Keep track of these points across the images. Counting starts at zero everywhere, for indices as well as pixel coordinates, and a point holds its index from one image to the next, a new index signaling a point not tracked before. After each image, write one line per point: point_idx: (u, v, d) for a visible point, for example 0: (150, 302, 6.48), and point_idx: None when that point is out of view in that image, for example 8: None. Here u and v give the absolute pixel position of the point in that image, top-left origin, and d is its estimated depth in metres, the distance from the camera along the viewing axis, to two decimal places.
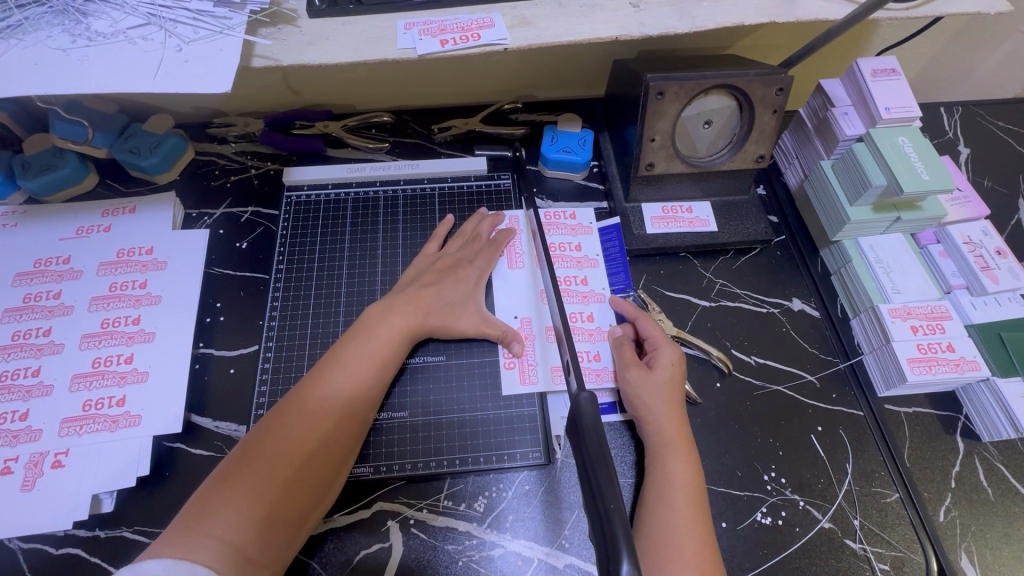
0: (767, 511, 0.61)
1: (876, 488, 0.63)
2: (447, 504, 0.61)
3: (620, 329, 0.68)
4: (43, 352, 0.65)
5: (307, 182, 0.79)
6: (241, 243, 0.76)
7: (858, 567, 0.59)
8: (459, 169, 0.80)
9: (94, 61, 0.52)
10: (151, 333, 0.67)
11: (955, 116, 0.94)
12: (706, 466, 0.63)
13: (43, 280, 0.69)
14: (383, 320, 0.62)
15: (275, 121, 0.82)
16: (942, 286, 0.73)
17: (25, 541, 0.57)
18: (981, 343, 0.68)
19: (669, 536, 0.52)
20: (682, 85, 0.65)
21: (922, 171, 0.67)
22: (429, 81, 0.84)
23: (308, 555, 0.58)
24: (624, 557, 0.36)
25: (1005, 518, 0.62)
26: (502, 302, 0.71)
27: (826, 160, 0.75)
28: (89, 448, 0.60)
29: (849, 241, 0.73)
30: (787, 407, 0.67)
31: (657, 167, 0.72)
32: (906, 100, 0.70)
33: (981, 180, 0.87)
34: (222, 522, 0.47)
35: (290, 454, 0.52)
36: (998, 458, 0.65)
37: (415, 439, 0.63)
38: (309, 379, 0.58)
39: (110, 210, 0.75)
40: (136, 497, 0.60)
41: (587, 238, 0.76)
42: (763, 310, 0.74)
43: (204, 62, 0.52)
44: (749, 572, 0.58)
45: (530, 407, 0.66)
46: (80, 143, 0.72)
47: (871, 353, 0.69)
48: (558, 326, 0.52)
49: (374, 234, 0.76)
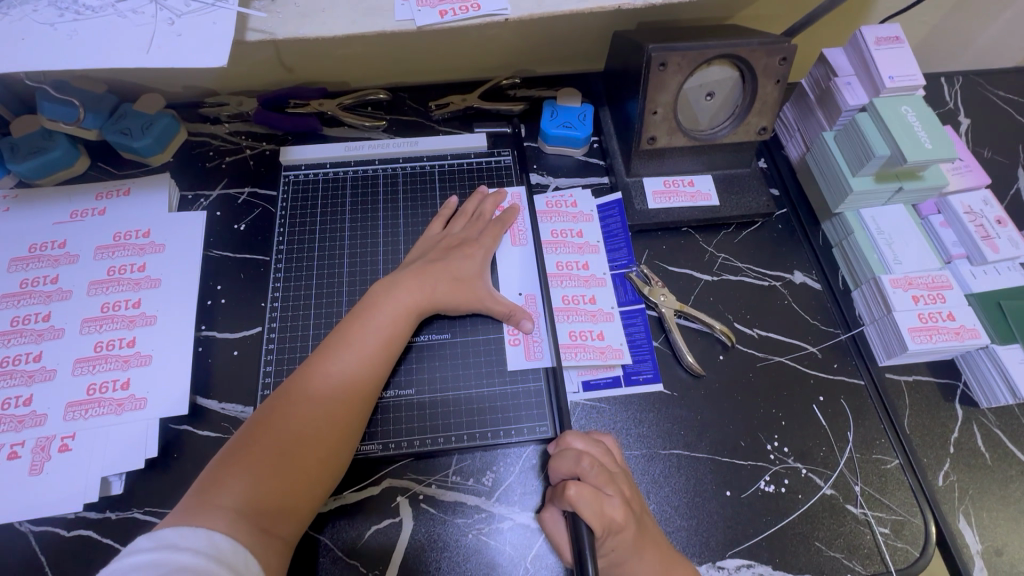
0: (770, 480, 0.62)
1: (877, 455, 0.64)
2: (456, 480, 0.61)
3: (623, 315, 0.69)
4: (44, 337, 0.64)
5: (305, 160, 0.78)
6: (239, 225, 0.75)
7: (859, 530, 0.60)
8: (458, 146, 0.79)
9: (83, 36, 0.50)
10: (152, 316, 0.66)
11: (956, 86, 0.93)
12: (709, 437, 0.64)
13: (40, 265, 0.68)
14: (388, 297, 0.63)
15: (268, 100, 0.80)
16: (943, 256, 0.73)
17: (35, 524, 0.57)
18: (980, 311, 0.69)
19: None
20: (685, 55, 0.64)
21: (925, 140, 0.67)
22: (425, 58, 0.82)
23: (318, 531, 0.58)
24: None
25: (1001, 481, 0.64)
26: (506, 279, 0.71)
27: (828, 131, 0.75)
28: (96, 431, 0.60)
29: (851, 213, 0.73)
30: (789, 378, 0.68)
31: (659, 141, 0.71)
32: (909, 68, 0.70)
33: (981, 150, 0.87)
34: (235, 495, 0.49)
35: (300, 431, 0.54)
36: (995, 424, 0.67)
37: (422, 416, 0.63)
38: (317, 357, 0.58)
39: (104, 192, 0.73)
40: (145, 479, 0.60)
41: (588, 225, 0.75)
42: (765, 283, 0.74)
43: (197, 36, 0.51)
44: (753, 538, 0.59)
45: (535, 381, 0.66)
46: (71, 124, 0.71)
47: (872, 324, 0.70)
48: None
49: (375, 213, 0.75)
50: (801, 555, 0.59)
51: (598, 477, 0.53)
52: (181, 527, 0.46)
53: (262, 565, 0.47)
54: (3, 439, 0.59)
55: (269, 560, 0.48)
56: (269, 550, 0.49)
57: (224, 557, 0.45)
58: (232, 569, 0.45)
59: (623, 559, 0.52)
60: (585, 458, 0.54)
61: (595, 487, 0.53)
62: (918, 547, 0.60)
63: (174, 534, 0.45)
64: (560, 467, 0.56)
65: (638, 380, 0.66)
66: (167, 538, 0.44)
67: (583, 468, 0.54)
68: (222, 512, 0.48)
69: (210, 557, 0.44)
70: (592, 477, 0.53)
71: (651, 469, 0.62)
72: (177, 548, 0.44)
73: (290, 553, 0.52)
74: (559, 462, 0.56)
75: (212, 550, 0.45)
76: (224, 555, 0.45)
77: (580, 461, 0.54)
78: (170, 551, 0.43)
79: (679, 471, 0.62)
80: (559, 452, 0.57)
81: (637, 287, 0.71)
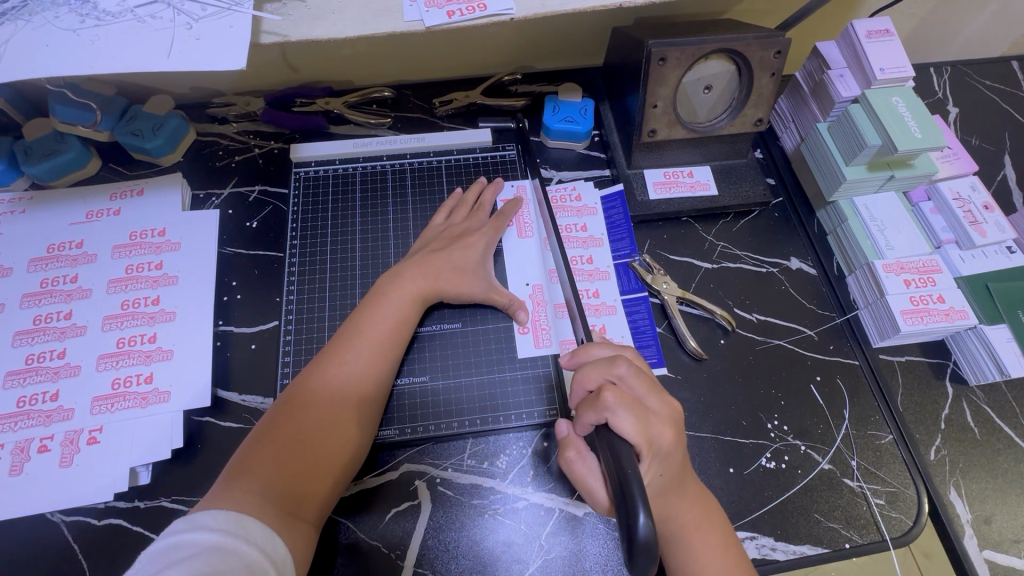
0: (771, 456, 0.65)
1: (872, 432, 0.67)
2: (471, 463, 0.64)
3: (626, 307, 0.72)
4: (67, 334, 0.66)
5: (314, 158, 0.79)
6: (251, 222, 0.77)
7: (856, 503, 0.63)
8: (463, 141, 0.81)
9: (105, 41, 0.52)
10: (172, 312, 0.68)
11: (945, 76, 0.96)
12: (712, 417, 0.67)
13: (59, 264, 0.70)
14: (394, 287, 0.65)
15: (275, 99, 0.82)
16: (933, 241, 0.76)
17: (67, 514, 0.59)
18: (969, 293, 0.72)
19: (683, 545, 0.54)
20: (683, 50, 0.67)
21: (915, 130, 0.69)
22: (428, 56, 0.84)
23: (340, 514, 0.61)
24: (640, 508, 0.42)
25: (990, 454, 0.67)
26: (514, 270, 0.73)
27: (822, 122, 0.77)
28: (122, 423, 0.62)
29: (845, 201, 0.76)
30: (788, 360, 0.71)
31: (659, 134, 0.74)
32: (900, 61, 0.73)
33: (969, 138, 0.90)
34: (261, 480, 0.52)
35: (317, 420, 0.56)
36: (984, 400, 0.70)
37: (435, 402, 0.66)
38: (328, 349, 0.61)
39: (118, 193, 0.75)
40: (171, 469, 0.62)
41: (593, 218, 0.77)
42: (763, 270, 0.76)
43: (215, 39, 0.53)
44: (755, 512, 0.62)
45: (544, 367, 0.68)
46: (87, 127, 0.72)
47: (866, 308, 0.72)
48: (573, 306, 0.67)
49: (384, 208, 0.77)
50: (801, 527, 0.62)
51: (639, 383, 0.54)
52: (210, 510, 0.48)
53: (289, 546, 0.50)
54: (33, 433, 0.61)
55: (296, 542, 0.51)
56: (295, 532, 0.51)
57: (252, 537, 0.47)
58: (259, 549, 0.47)
59: (671, 484, 0.53)
60: (618, 362, 0.55)
61: (633, 390, 0.53)
62: (912, 517, 0.63)
63: (204, 517, 0.47)
64: (591, 377, 0.55)
65: None
66: (197, 520, 0.47)
67: (620, 372, 0.54)
68: (250, 497, 0.50)
69: (237, 536, 0.47)
70: (631, 381, 0.54)
71: None
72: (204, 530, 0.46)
73: (315, 536, 0.54)
74: (590, 371, 0.55)
75: (239, 530, 0.47)
76: (252, 536, 0.48)
77: (616, 365, 0.54)
78: (200, 531, 0.46)
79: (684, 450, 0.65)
80: (583, 363, 0.57)
81: (639, 276, 0.74)
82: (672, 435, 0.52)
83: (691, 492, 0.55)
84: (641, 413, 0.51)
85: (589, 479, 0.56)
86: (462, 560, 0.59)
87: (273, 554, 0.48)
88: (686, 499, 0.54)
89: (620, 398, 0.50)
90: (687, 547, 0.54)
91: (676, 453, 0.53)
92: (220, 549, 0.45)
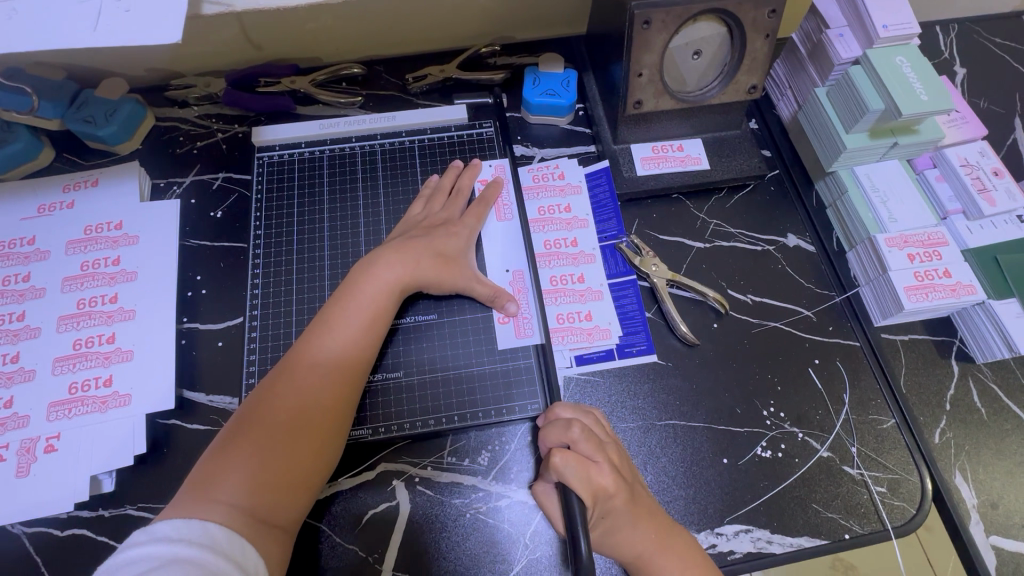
0: (767, 445, 0.62)
1: (873, 416, 0.64)
2: (451, 460, 0.61)
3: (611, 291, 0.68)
4: (20, 337, 0.62)
5: (279, 141, 0.75)
6: (215, 212, 0.72)
7: (857, 491, 0.60)
8: (438, 119, 0.77)
9: (26, 15, 0.47)
10: (131, 311, 0.64)
11: (952, 35, 0.90)
12: (706, 406, 0.63)
13: (10, 263, 0.66)
14: (366, 279, 0.61)
15: (236, 79, 0.76)
16: (938, 212, 0.71)
17: (27, 526, 0.56)
18: (977, 267, 0.67)
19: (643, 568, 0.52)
20: (669, 12, 0.61)
21: (920, 91, 0.64)
22: (398, 28, 0.78)
23: (317, 518, 0.58)
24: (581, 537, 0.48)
25: (997, 435, 0.64)
26: (493, 257, 0.69)
27: (821, 87, 0.72)
28: (81, 430, 0.59)
29: (845, 171, 0.71)
30: (784, 342, 0.67)
31: (645, 105, 0.69)
32: (905, 17, 0.67)
33: (977, 100, 0.84)
34: (228, 488, 0.49)
35: (286, 420, 0.53)
36: (992, 379, 0.66)
37: (412, 398, 0.62)
38: (298, 345, 0.57)
39: (71, 184, 0.70)
40: (136, 475, 0.59)
41: (577, 198, 0.73)
42: (758, 248, 0.72)
43: (147, 10, 0.48)
44: (751, 503, 0.59)
45: (526, 358, 0.65)
46: (26, 114, 0.68)
47: (867, 285, 0.69)
48: (537, 286, 0.67)
49: (355, 194, 0.73)
50: (799, 518, 0.59)
51: (588, 444, 0.53)
52: (171, 519, 0.45)
53: (261, 554, 0.47)
54: None
55: (270, 550, 0.48)
56: (266, 542, 0.48)
57: (218, 546, 0.45)
58: (230, 559, 0.45)
59: (617, 525, 0.52)
60: (573, 424, 0.54)
61: (584, 454, 0.52)
62: (915, 504, 0.60)
63: (166, 526, 0.44)
64: (551, 438, 0.55)
65: (632, 352, 0.65)
66: (163, 530, 0.44)
67: (573, 435, 0.53)
68: (217, 507, 0.47)
69: (205, 547, 0.44)
70: (582, 444, 0.53)
71: (647, 440, 0.62)
72: (170, 540, 0.43)
73: (290, 543, 0.51)
74: (549, 432, 0.56)
75: (206, 541, 0.45)
76: (222, 546, 0.45)
77: (570, 428, 0.54)
78: (167, 543, 0.43)
79: (675, 440, 0.62)
80: (548, 423, 0.57)
81: (627, 258, 0.69)
82: (613, 480, 0.52)
83: (647, 522, 0.52)
84: (584, 469, 0.51)
85: (548, 505, 0.57)
86: (443, 564, 0.57)
87: (245, 563, 0.46)
88: (641, 531, 0.52)
89: (567, 459, 0.51)
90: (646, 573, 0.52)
91: (621, 496, 0.52)
92: (186, 561, 0.42)
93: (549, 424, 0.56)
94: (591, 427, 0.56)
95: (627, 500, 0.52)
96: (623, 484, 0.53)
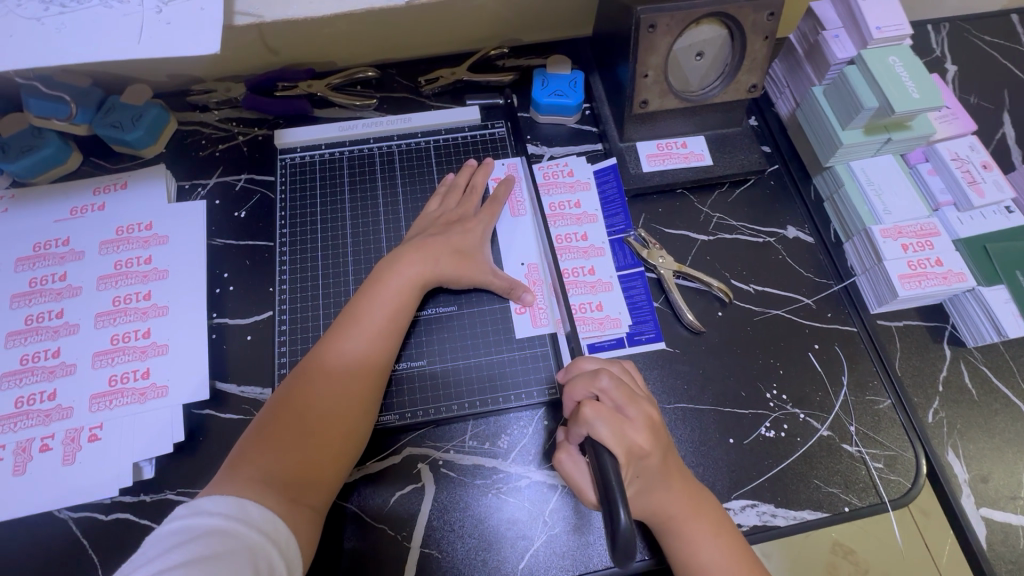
0: (770, 426, 0.66)
1: (870, 397, 0.67)
2: (473, 443, 0.64)
3: (621, 284, 0.71)
4: (60, 333, 0.65)
5: (299, 143, 0.78)
6: (239, 212, 0.75)
7: (855, 468, 0.64)
8: (451, 120, 0.80)
9: (73, 29, 0.50)
10: (164, 306, 0.67)
11: (943, 33, 0.93)
12: (712, 390, 0.67)
13: (46, 263, 0.69)
14: (391, 275, 0.64)
15: (256, 84, 0.79)
16: (931, 204, 0.75)
17: (74, 511, 0.60)
18: (967, 256, 0.71)
19: (676, 534, 0.56)
20: (674, 16, 0.64)
21: (912, 89, 0.68)
22: (412, 33, 0.81)
23: (345, 500, 0.61)
24: (618, 500, 0.46)
25: (987, 414, 0.68)
26: (507, 252, 0.72)
27: (817, 86, 0.76)
28: (122, 420, 0.62)
29: (841, 166, 0.75)
30: (785, 329, 0.70)
31: (651, 104, 0.72)
32: (896, 18, 0.71)
33: (967, 96, 0.88)
34: (263, 471, 0.52)
35: (317, 407, 0.56)
36: (981, 361, 0.70)
37: (434, 386, 0.66)
38: (327, 338, 0.60)
39: (102, 187, 0.73)
40: (174, 461, 0.62)
41: (586, 194, 0.76)
42: (760, 240, 0.76)
43: (186, 23, 0.51)
44: (756, 480, 0.63)
45: (541, 347, 0.68)
46: (63, 121, 0.71)
47: (864, 274, 0.72)
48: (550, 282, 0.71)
49: (374, 193, 0.76)
50: (802, 494, 0.63)
51: (620, 395, 0.56)
52: (213, 496, 0.48)
53: (293, 531, 0.50)
54: (33, 433, 0.61)
55: (301, 527, 0.51)
56: (299, 520, 0.51)
57: (252, 520, 0.48)
58: (261, 532, 0.48)
59: (652, 485, 0.56)
60: (602, 376, 0.57)
61: (616, 404, 0.56)
62: (910, 479, 0.64)
63: (206, 501, 0.47)
64: (578, 390, 0.58)
65: (641, 340, 0.69)
66: (200, 505, 0.47)
67: (603, 386, 0.57)
68: (252, 484, 0.50)
69: (239, 520, 0.47)
70: (614, 394, 0.56)
71: None
72: (206, 513, 0.46)
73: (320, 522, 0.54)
74: (576, 385, 0.58)
75: (240, 514, 0.47)
76: (253, 520, 0.48)
77: (599, 379, 0.57)
78: (202, 517, 0.46)
79: (684, 422, 0.65)
80: (572, 376, 0.60)
81: (635, 251, 0.73)
82: (647, 438, 0.55)
83: (681, 483, 0.57)
84: (617, 424, 0.54)
85: (575, 476, 0.58)
86: (467, 539, 0.60)
87: (276, 537, 0.48)
88: (674, 493, 0.56)
89: (598, 412, 0.54)
90: (680, 534, 0.56)
91: (655, 455, 0.55)
92: (220, 532, 0.45)
93: (574, 380, 0.59)
94: (619, 377, 0.60)
95: (660, 460, 0.56)
96: (657, 444, 0.56)
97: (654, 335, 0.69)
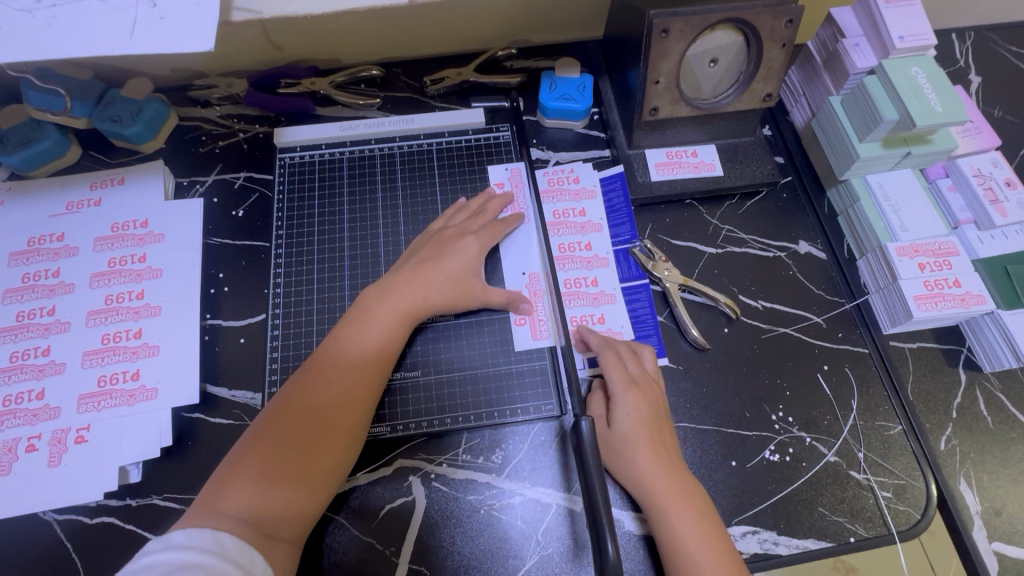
0: (775, 449, 0.63)
1: (880, 422, 0.65)
2: (466, 458, 0.63)
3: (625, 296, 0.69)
4: (51, 331, 0.64)
5: (299, 143, 0.76)
6: (237, 211, 0.74)
7: (862, 495, 0.62)
8: (455, 123, 0.78)
9: (65, 22, 0.49)
10: (157, 307, 0.66)
11: (967, 42, 0.90)
12: (715, 409, 0.65)
13: (40, 258, 0.68)
14: (382, 302, 0.62)
15: (259, 81, 0.78)
16: (950, 222, 0.72)
17: (58, 513, 0.59)
18: (987, 278, 0.68)
19: (669, 541, 0.54)
20: (687, 21, 0.62)
21: (935, 103, 0.65)
22: (418, 32, 0.79)
23: (334, 511, 0.60)
24: (607, 538, 0.44)
25: (1002, 444, 0.65)
26: (508, 260, 0.70)
27: (835, 96, 0.73)
28: (109, 422, 0.61)
29: (857, 179, 0.72)
30: (793, 348, 0.68)
31: (661, 112, 0.69)
32: (921, 28, 0.68)
33: (991, 109, 0.85)
34: (238, 503, 0.50)
35: (298, 439, 0.54)
36: (998, 388, 0.67)
37: (428, 399, 0.64)
38: (313, 366, 0.58)
39: (99, 182, 0.72)
40: (161, 465, 0.61)
41: (591, 202, 0.74)
42: (769, 254, 0.73)
43: (181, 17, 0.49)
44: (758, 506, 0.61)
45: (540, 361, 0.66)
46: (59, 114, 0.70)
47: (877, 293, 0.69)
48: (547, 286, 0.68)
49: (374, 195, 0.74)
50: (806, 521, 0.60)
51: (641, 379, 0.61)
52: (185, 529, 0.47)
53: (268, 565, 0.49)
54: (20, 432, 0.60)
55: (274, 563, 0.50)
56: (273, 555, 0.50)
57: (229, 554, 0.46)
58: (237, 565, 0.46)
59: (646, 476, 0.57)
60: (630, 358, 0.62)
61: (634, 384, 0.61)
62: (920, 509, 0.61)
63: (180, 536, 0.45)
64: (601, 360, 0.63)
65: None
66: (174, 539, 0.45)
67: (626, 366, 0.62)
68: (224, 520, 0.49)
69: (217, 553, 0.45)
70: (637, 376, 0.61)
71: None
72: (182, 548, 0.44)
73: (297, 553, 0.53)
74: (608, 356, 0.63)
75: (217, 548, 0.45)
76: (229, 553, 0.46)
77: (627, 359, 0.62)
78: (176, 551, 0.44)
79: (686, 443, 0.63)
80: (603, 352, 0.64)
81: (640, 263, 0.71)
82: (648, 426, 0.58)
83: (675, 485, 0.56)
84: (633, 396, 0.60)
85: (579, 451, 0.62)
86: (458, 530, 0.60)
87: (251, 568, 0.46)
88: (667, 493, 0.55)
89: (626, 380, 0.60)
90: (669, 537, 0.54)
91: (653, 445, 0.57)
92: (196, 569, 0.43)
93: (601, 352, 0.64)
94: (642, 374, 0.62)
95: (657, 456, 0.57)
96: (659, 435, 0.59)
97: (656, 351, 0.67)
